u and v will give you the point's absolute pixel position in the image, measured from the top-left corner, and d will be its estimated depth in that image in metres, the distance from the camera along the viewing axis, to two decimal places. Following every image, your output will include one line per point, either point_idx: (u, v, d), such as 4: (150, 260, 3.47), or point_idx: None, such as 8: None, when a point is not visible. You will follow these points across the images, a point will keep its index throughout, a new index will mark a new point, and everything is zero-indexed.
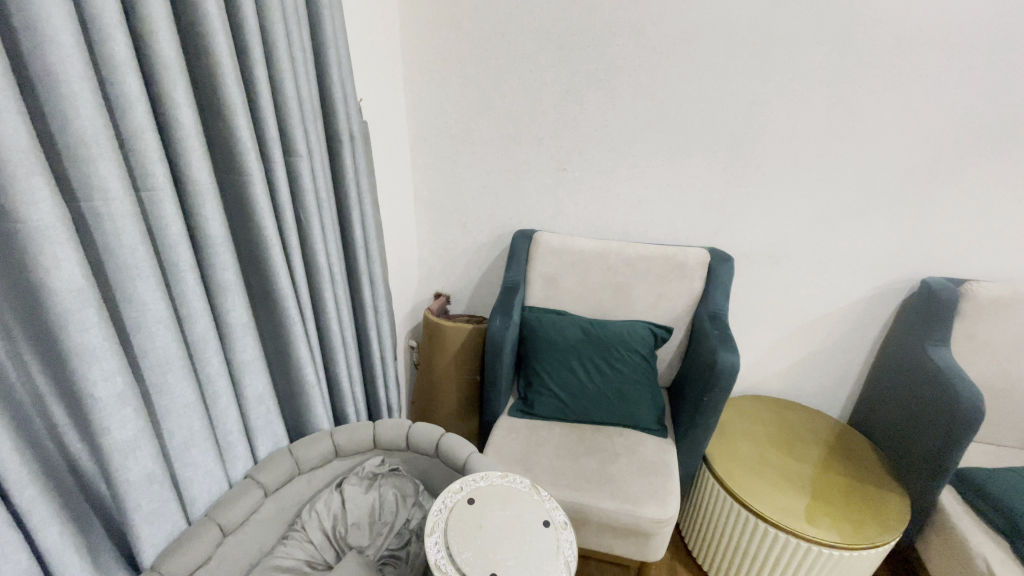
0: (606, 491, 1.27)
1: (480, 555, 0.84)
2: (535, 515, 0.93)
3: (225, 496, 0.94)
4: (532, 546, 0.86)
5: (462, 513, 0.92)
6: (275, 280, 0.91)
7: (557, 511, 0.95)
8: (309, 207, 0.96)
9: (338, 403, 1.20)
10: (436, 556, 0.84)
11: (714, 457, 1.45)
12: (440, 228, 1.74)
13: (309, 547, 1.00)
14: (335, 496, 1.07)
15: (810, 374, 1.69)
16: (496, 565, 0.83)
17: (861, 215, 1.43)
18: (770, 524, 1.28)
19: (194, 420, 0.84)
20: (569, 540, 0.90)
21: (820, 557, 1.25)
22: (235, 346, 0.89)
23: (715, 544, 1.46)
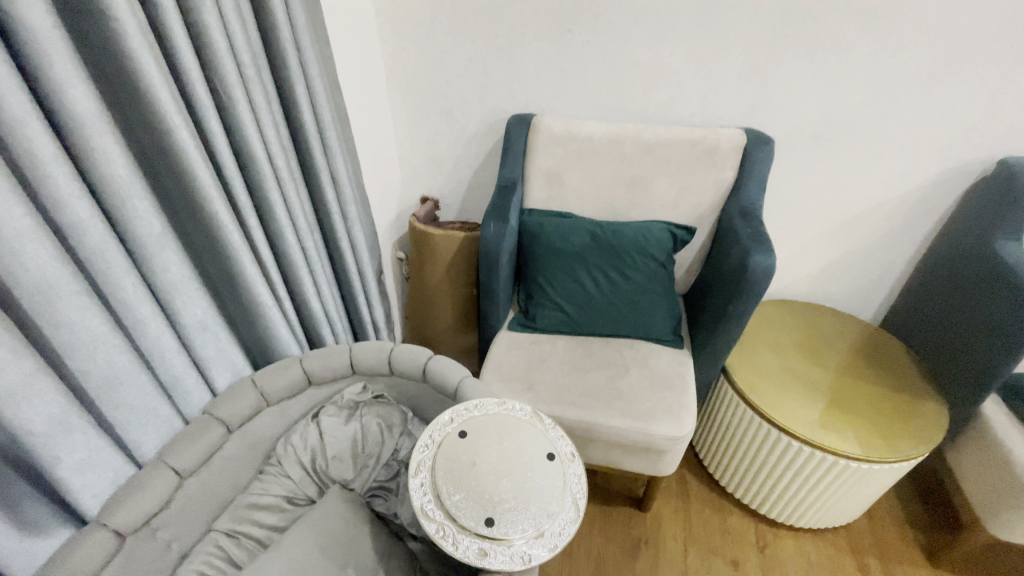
0: (616, 409, 1.16)
1: (473, 498, 0.72)
2: (537, 450, 0.80)
3: (178, 435, 0.81)
4: (532, 486, 0.75)
5: (452, 448, 0.79)
6: (193, 176, 0.70)
7: (563, 443, 0.83)
8: (227, 75, 0.71)
9: (309, 325, 1.03)
10: (422, 501, 0.73)
11: (735, 368, 1.32)
12: (421, 117, 1.47)
13: (289, 483, 0.90)
14: (312, 428, 0.95)
15: (844, 275, 1.51)
16: (491, 509, 0.71)
17: (940, 80, 1.16)
18: (794, 437, 1.18)
19: (113, 355, 0.68)
20: (577, 476, 0.79)
21: (844, 470, 1.17)
22: (152, 263, 0.71)
23: (728, 454, 1.39)
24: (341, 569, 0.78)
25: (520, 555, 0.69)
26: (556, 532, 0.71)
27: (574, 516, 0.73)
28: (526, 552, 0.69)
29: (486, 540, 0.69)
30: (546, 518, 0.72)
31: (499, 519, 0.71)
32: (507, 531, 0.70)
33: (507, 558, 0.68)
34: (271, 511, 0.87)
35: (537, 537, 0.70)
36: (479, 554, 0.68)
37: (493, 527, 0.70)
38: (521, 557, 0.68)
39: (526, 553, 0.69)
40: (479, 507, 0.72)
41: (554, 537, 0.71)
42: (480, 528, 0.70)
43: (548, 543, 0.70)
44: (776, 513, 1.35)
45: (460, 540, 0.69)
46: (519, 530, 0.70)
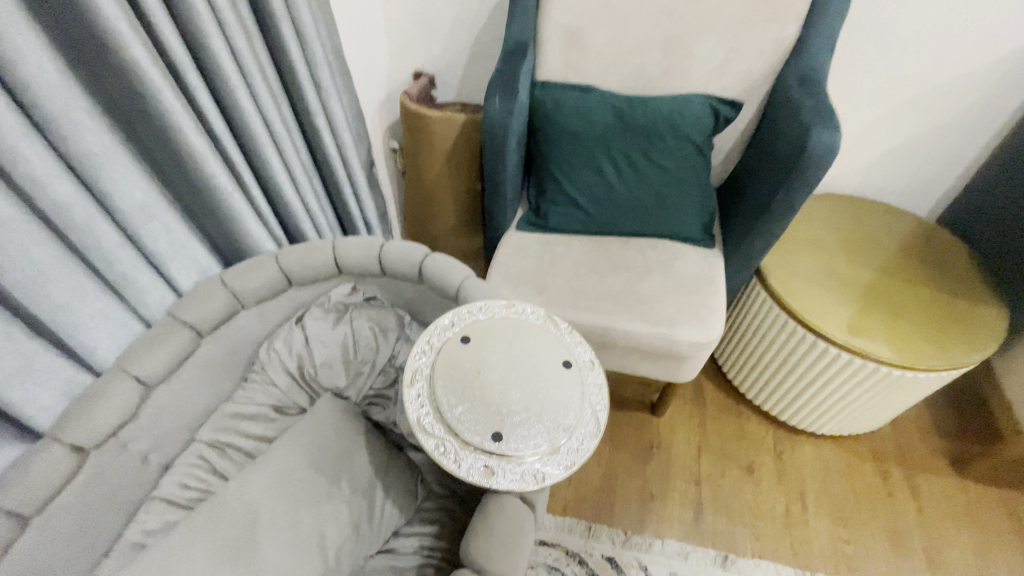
0: (636, 313, 1.04)
1: (476, 411, 0.62)
2: (551, 359, 0.69)
3: (139, 340, 0.71)
4: (545, 398, 0.64)
5: (452, 357, 0.68)
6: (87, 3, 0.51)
7: (581, 351, 0.72)
8: None
9: (284, 218, 0.89)
10: (418, 413, 0.63)
11: (770, 269, 1.18)
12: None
13: (276, 391, 0.81)
14: (296, 332, 0.84)
15: (903, 165, 1.32)
16: (498, 423, 0.62)
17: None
18: (831, 342, 1.07)
19: (34, 249, 0.55)
20: (598, 388, 0.68)
21: (882, 377, 1.07)
22: (60, 128, 0.55)
23: (751, 360, 1.30)
24: (334, 482, 0.71)
25: (532, 473, 0.60)
26: (573, 448, 0.62)
27: (594, 430, 0.64)
28: (539, 469, 0.60)
29: (493, 456, 0.60)
30: (562, 432, 0.62)
31: (507, 434, 0.61)
32: (517, 446, 0.60)
33: (517, 477, 0.59)
34: (257, 421, 0.79)
35: (551, 453, 0.61)
36: (486, 474, 0.59)
37: (501, 443, 0.60)
38: (535, 474, 0.60)
39: (540, 470, 0.60)
40: (485, 421, 0.62)
41: (571, 452, 0.61)
42: (487, 445, 0.60)
43: (565, 460, 0.61)
44: (797, 419, 1.29)
45: (464, 456, 0.60)
46: (530, 446, 0.61)
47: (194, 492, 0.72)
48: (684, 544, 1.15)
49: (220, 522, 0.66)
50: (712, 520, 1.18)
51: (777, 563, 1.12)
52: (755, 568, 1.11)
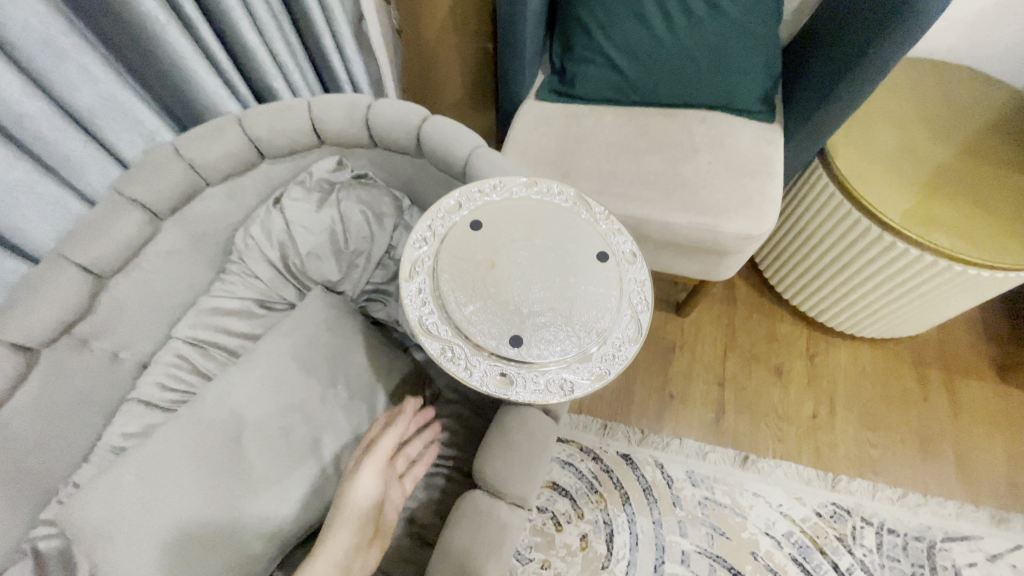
0: (675, 202, 0.88)
1: (488, 310, 0.51)
2: (583, 250, 0.56)
3: (81, 219, 0.59)
4: (574, 297, 0.52)
5: (461, 247, 0.55)
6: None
7: (620, 241, 0.58)
8: None
9: (248, 72, 0.71)
10: (419, 313, 0.51)
11: (835, 147, 0.99)
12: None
13: (259, 284, 0.71)
14: (275, 217, 0.69)
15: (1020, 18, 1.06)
16: (517, 326, 0.50)
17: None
18: (886, 229, 0.93)
19: None
20: (639, 283, 0.55)
21: (937, 272, 0.93)
22: None
23: (795, 258, 1.16)
24: (329, 386, 0.63)
25: (560, 383, 0.49)
26: (608, 356, 0.51)
27: (633, 334, 0.52)
28: (565, 380, 0.49)
29: (511, 364, 0.49)
30: (593, 337, 0.51)
31: (528, 338, 0.50)
32: (540, 353, 0.49)
33: (535, 387, 0.49)
34: (241, 317, 0.69)
35: (581, 361, 0.50)
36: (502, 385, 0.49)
37: (519, 349, 0.49)
38: (561, 384, 0.49)
39: (567, 381, 0.49)
40: (502, 326, 0.50)
41: (604, 360, 0.51)
42: (503, 351, 0.49)
43: (596, 369, 0.50)
44: (837, 321, 1.18)
45: (476, 363, 0.49)
46: (555, 353, 0.50)
47: (174, 393, 0.65)
48: (703, 445, 1.11)
49: (202, 426, 0.58)
50: (735, 422, 1.13)
51: (800, 464, 1.08)
52: (776, 468, 1.08)
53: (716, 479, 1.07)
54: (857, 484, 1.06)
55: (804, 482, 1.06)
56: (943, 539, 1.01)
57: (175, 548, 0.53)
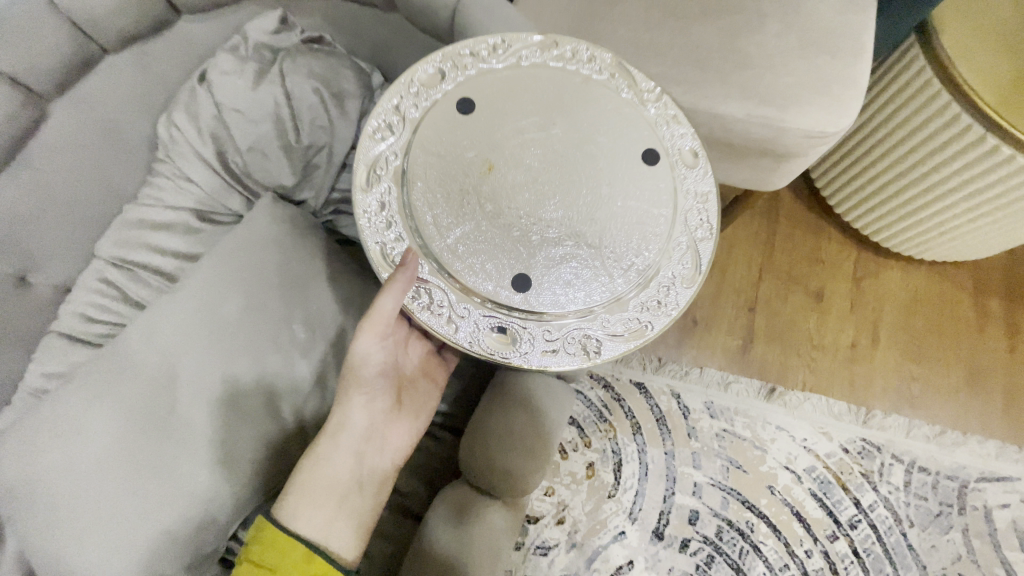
0: (732, 88, 0.69)
1: (497, 251, 0.47)
2: (627, 168, 0.50)
3: None
4: (613, 228, 0.48)
5: (444, 133, 0.49)
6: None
7: (675, 146, 0.51)
8: None
9: None
10: (442, 249, 0.47)
11: (937, 23, 0.77)
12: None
13: (194, 191, 0.56)
14: (199, 95, 0.55)
15: None
16: (528, 272, 0.47)
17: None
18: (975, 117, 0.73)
19: None
20: (699, 208, 0.50)
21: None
22: None
23: (860, 170, 0.96)
24: (283, 324, 0.51)
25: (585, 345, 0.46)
26: (651, 305, 0.47)
27: (691, 275, 0.48)
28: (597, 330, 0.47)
29: (521, 317, 0.46)
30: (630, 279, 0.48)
31: (544, 288, 0.46)
32: (561, 301, 0.46)
33: (563, 347, 0.46)
34: (173, 233, 0.56)
35: (615, 307, 0.47)
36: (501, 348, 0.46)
37: (533, 297, 0.46)
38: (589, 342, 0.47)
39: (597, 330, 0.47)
40: (503, 250, 0.47)
41: (647, 310, 0.47)
42: (514, 300, 0.46)
43: (633, 318, 0.47)
44: (899, 243, 1.02)
45: (468, 316, 0.46)
46: (581, 303, 0.47)
47: (101, 327, 0.53)
48: (725, 374, 1.01)
49: (128, 375, 0.47)
50: (763, 351, 1.02)
51: (830, 397, 0.99)
52: (804, 402, 0.99)
53: (737, 411, 0.99)
54: (893, 420, 0.97)
55: (833, 417, 0.98)
56: (977, 480, 0.94)
57: (103, 522, 0.44)
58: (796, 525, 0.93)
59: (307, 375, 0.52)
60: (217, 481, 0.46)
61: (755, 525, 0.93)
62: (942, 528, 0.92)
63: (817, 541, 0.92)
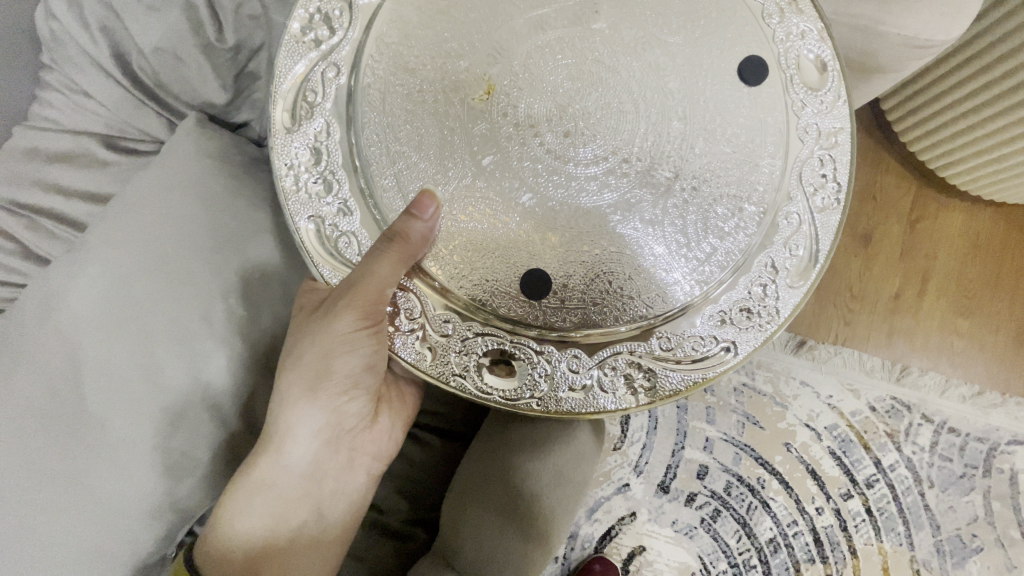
0: None
1: (540, 246, 0.46)
2: (738, 118, 0.48)
3: None
4: (707, 206, 0.47)
5: (419, 14, 0.48)
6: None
7: (797, 70, 0.48)
8: None
9: None
10: (445, 271, 0.46)
11: None
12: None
13: (96, 109, 0.52)
14: None
15: None
16: (545, 272, 0.46)
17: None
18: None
19: None
20: (824, 172, 0.47)
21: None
22: None
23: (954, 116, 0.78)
24: None
25: (631, 378, 0.45)
26: (717, 317, 0.46)
27: (801, 266, 0.46)
28: (669, 343, 0.46)
29: (557, 342, 0.46)
30: (722, 274, 0.46)
31: (597, 294, 0.46)
32: (618, 314, 0.46)
33: (612, 382, 0.45)
34: (74, 164, 0.52)
35: (699, 309, 0.46)
36: (511, 392, 0.45)
37: (557, 313, 0.46)
38: (655, 361, 0.45)
39: (669, 344, 0.46)
40: (511, 194, 0.46)
41: (739, 316, 0.46)
42: (529, 317, 0.46)
43: (713, 331, 0.46)
44: (991, 187, 0.86)
45: (454, 334, 0.46)
46: (653, 312, 0.46)
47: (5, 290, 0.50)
48: None
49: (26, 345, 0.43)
50: None
51: (864, 353, 0.90)
52: (834, 356, 0.90)
53: (760, 365, 0.91)
54: (928, 379, 0.89)
55: (865, 373, 0.90)
56: (1008, 442, 0.88)
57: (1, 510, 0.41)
58: (810, 483, 0.88)
59: (244, 344, 0.48)
60: (141, 455, 0.44)
61: (767, 482, 0.88)
62: (963, 489, 0.88)
63: (829, 499, 0.87)
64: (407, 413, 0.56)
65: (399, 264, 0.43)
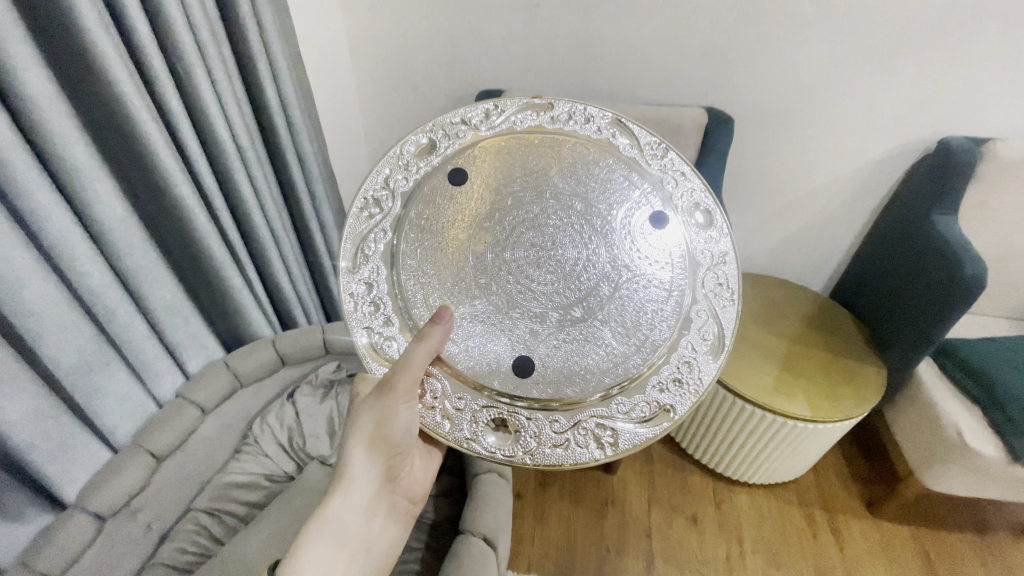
0: None
1: (524, 339, 0.64)
2: (653, 244, 0.65)
3: (152, 419, 0.83)
4: (644, 305, 0.64)
5: (438, 193, 0.67)
6: (103, 63, 0.61)
7: (689, 215, 0.65)
8: (161, 77, 0.69)
9: (281, 306, 1.07)
10: (464, 362, 0.63)
11: None
12: (362, 12, 1.24)
13: (268, 462, 0.94)
14: (287, 407, 0.99)
15: (800, 248, 1.56)
16: (531, 355, 0.63)
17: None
18: (748, 402, 1.25)
19: (99, 359, 0.72)
20: (721, 279, 0.63)
21: (778, 425, 1.26)
22: (92, 280, 0.69)
23: (699, 430, 1.45)
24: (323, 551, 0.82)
25: (598, 436, 0.60)
26: (661, 387, 0.62)
27: (714, 347, 0.62)
28: (625, 408, 0.61)
29: (542, 409, 0.62)
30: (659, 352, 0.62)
31: (569, 373, 0.63)
32: (584, 387, 0.62)
33: (582, 439, 0.60)
34: (250, 489, 0.91)
35: (646, 382, 0.62)
36: (509, 451, 0.60)
37: (541, 386, 0.62)
38: (615, 421, 0.61)
39: (626, 407, 0.61)
40: (504, 306, 0.65)
41: (675, 387, 0.61)
42: (520, 389, 0.62)
43: (658, 397, 0.61)
44: (744, 474, 1.44)
45: (464, 407, 0.62)
46: (607, 382, 0.62)
47: (192, 556, 0.83)
48: None
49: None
50: (662, 570, 1.30)
51: None
52: None
53: None
54: None
55: None
56: None
57: None
58: None
59: None
60: None
61: None
62: None
63: None
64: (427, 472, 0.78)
65: (428, 355, 0.61)
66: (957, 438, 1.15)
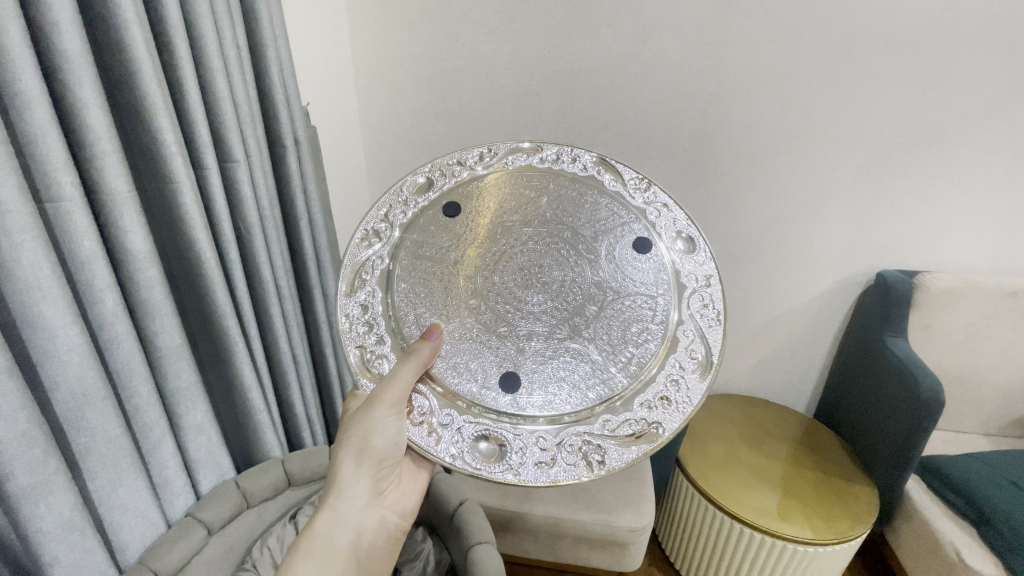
0: (581, 503, 1.26)
1: (510, 357, 0.75)
2: (629, 262, 0.79)
3: (161, 538, 0.87)
4: (626, 324, 0.76)
5: (432, 223, 0.81)
6: (189, 224, 0.80)
7: (673, 240, 0.80)
8: (226, 236, 0.87)
9: (292, 426, 1.15)
10: (455, 381, 0.73)
11: (686, 453, 1.43)
12: (382, 176, 1.51)
13: None
14: (289, 529, 1.01)
15: (776, 369, 1.67)
16: (516, 370, 0.74)
17: (840, 158, 1.32)
18: (746, 524, 1.25)
19: (131, 478, 0.78)
20: (705, 300, 0.76)
21: (782, 552, 1.23)
22: (139, 399, 0.78)
23: (700, 558, 1.42)
24: None
25: (587, 454, 0.69)
26: (649, 403, 0.72)
27: (702, 366, 0.73)
28: (612, 425, 0.71)
29: (530, 427, 0.71)
30: (641, 368, 0.74)
31: (554, 390, 0.73)
32: (569, 401, 0.72)
33: (571, 456, 0.69)
34: None
35: (632, 398, 0.72)
36: (496, 468, 0.68)
37: (528, 400, 0.72)
38: (600, 439, 0.70)
39: (612, 424, 0.71)
40: (493, 325, 0.77)
41: (663, 404, 0.72)
42: (509, 407, 0.72)
43: (645, 415, 0.71)
44: None
45: (453, 421, 0.71)
46: (593, 398, 0.72)
47: None
48: None
49: None
50: None
51: None
52: None
53: None
54: None
55: None
56: None
57: None
58: None
59: None
60: None
61: None
62: None
63: None
64: (415, 490, 0.85)
65: (416, 370, 0.70)
66: (955, 557, 1.15)
